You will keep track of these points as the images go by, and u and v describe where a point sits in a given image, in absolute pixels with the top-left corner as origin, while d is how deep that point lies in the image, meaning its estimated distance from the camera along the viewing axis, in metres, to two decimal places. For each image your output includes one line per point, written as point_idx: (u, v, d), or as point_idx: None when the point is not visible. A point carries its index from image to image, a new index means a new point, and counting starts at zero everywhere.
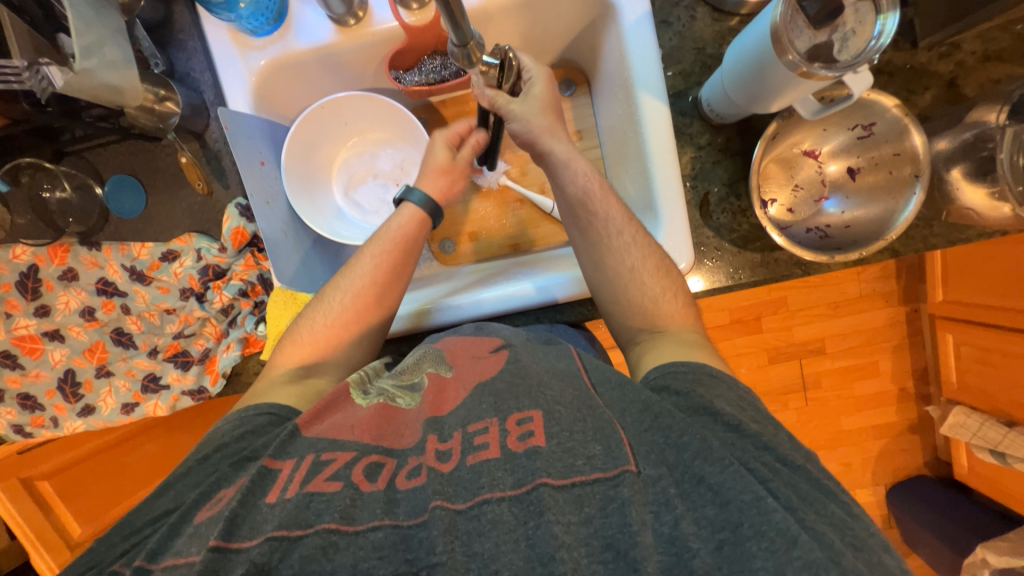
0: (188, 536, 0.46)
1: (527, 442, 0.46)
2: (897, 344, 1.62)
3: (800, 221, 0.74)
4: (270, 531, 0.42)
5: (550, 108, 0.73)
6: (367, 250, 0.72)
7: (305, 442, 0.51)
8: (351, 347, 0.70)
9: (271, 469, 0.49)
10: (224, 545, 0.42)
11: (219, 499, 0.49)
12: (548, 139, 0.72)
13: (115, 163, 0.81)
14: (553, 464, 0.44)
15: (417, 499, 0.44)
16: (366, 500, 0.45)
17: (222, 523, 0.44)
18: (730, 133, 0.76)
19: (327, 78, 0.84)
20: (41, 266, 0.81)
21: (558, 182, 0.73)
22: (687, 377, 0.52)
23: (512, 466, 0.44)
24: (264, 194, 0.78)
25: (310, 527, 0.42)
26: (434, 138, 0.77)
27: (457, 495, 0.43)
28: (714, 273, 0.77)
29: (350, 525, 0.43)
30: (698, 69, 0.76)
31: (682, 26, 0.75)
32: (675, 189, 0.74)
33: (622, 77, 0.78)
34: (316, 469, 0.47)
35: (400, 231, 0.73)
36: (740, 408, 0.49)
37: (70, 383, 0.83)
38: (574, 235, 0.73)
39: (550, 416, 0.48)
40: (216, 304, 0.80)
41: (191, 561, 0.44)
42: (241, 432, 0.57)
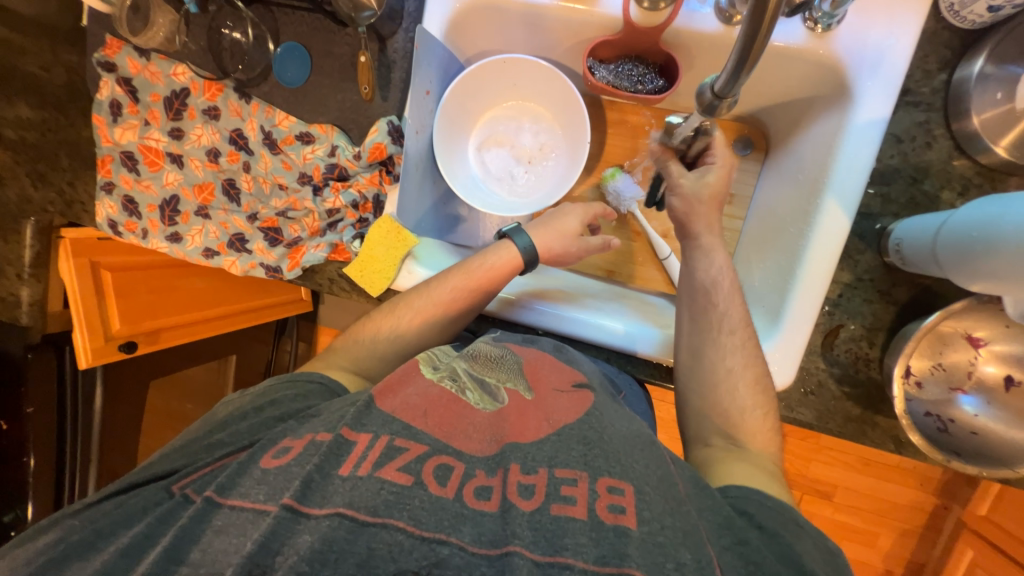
0: (255, 481, 0.47)
1: (618, 518, 0.44)
2: (908, 529, 1.51)
3: (924, 400, 0.67)
4: (338, 507, 0.43)
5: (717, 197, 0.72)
6: (449, 277, 0.73)
7: (382, 421, 0.50)
8: (414, 334, 0.71)
9: (347, 440, 0.48)
10: (296, 506, 0.43)
11: (285, 449, 0.50)
12: (700, 223, 0.72)
13: (295, 30, 0.81)
14: (644, 556, 0.42)
15: (485, 527, 0.44)
16: (436, 507, 0.44)
17: (296, 484, 0.45)
18: (900, 279, 0.68)
19: (522, 35, 0.81)
20: (191, 93, 0.84)
21: (690, 265, 0.71)
22: (773, 514, 0.50)
23: (598, 537, 0.43)
24: (417, 123, 0.77)
25: (378, 518, 0.43)
26: (574, 210, 0.82)
27: (537, 544, 0.42)
28: (803, 405, 0.71)
29: (418, 528, 0.43)
30: (904, 200, 0.68)
31: (911, 148, 0.67)
32: (811, 306, 0.68)
33: (815, 170, 0.72)
34: (388, 455, 0.47)
35: (491, 268, 0.74)
36: (821, 567, 0.46)
37: (171, 208, 0.87)
38: (682, 319, 0.70)
39: (640, 496, 0.46)
40: (327, 203, 0.81)
41: (259, 508, 0.45)
42: (297, 396, 0.60)
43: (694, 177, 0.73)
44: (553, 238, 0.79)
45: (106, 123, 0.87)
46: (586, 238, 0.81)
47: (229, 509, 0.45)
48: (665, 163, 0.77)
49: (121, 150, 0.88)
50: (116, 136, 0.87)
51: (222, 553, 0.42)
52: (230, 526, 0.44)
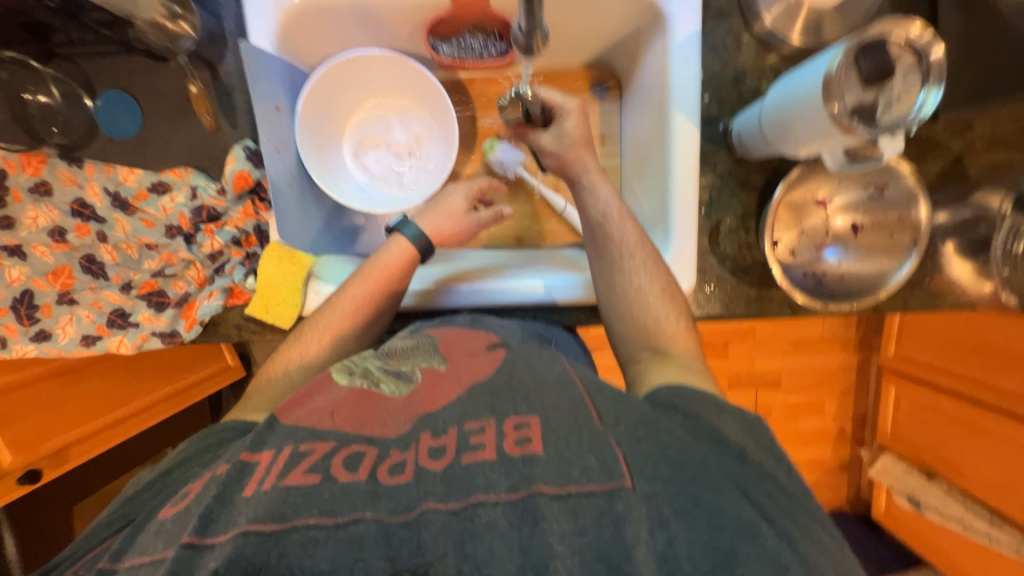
0: (154, 533, 0.45)
1: (524, 447, 0.47)
2: (843, 388, 1.72)
3: (799, 264, 0.76)
4: (244, 525, 0.41)
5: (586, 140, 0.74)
6: (348, 288, 0.72)
7: (288, 433, 0.50)
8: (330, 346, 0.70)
9: (248, 463, 0.48)
10: (197, 541, 0.41)
11: (184, 495, 0.48)
12: (580, 163, 0.74)
13: (112, 78, 0.74)
14: (550, 473, 0.45)
15: (400, 496, 0.44)
16: (348, 493, 0.44)
17: (196, 518, 0.43)
18: (752, 169, 0.77)
19: (358, 32, 0.80)
20: (8, 173, 0.73)
21: (581, 207, 0.74)
22: (695, 402, 0.55)
23: (508, 470, 0.45)
24: (275, 142, 0.74)
25: (287, 523, 0.41)
26: (458, 189, 0.85)
27: (451, 494, 0.43)
28: (710, 300, 0.79)
29: (331, 518, 0.42)
30: (734, 99, 0.77)
31: (727, 54, 0.75)
32: (690, 212, 0.76)
33: (658, 92, 0.79)
34: (294, 461, 0.47)
35: (387, 265, 0.74)
36: (739, 435, 0.52)
37: (26, 305, 0.77)
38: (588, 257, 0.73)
39: (546, 424, 0.49)
40: (205, 249, 0.76)
41: (157, 559, 0.43)
42: (203, 449, 0.57)
43: (553, 132, 0.74)
44: (444, 221, 0.80)
45: None
46: (473, 213, 0.83)
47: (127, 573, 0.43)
48: (524, 129, 0.80)
49: None
50: None
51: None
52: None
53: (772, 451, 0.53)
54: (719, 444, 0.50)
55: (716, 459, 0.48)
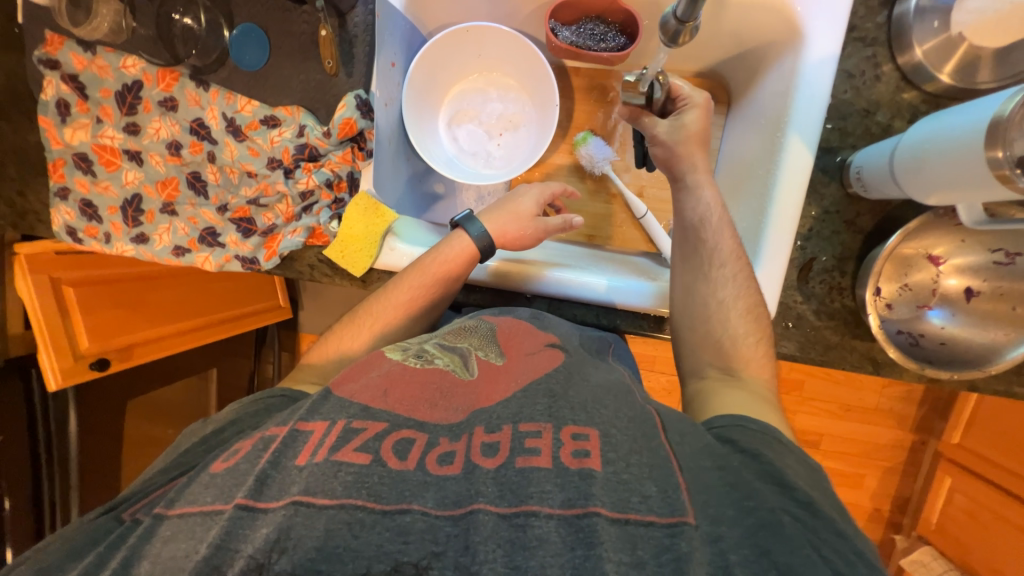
0: (203, 485, 0.47)
1: (583, 461, 0.45)
2: (890, 466, 1.59)
3: (895, 320, 0.71)
4: (295, 495, 0.43)
5: (700, 140, 0.72)
6: (405, 277, 0.74)
7: (340, 407, 0.51)
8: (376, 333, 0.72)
9: (301, 431, 0.49)
10: (251, 503, 0.43)
11: (235, 450, 0.50)
12: (686, 163, 0.71)
13: (249, 13, 0.78)
14: (608, 494, 0.43)
15: (449, 489, 0.44)
16: (396, 481, 0.44)
17: (251, 480, 0.45)
18: (862, 209, 0.72)
19: (481, 4, 0.82)
20: (145, 85, 0.80)
21: (679, 207, 0.72)
22: (755, 435, 0.53)
23: (563, 482, 0.44)
24: (385, 96, 0.79)
25: (336, 501, 0.42)
26: (529, 192, 0.84)
27: (503, 497, 0.43)
28: (787, 337, 0.74)
29: (377, 503, 0.42)
30: (860, 132, 0.71)
31: (863, 82, 0.70)
32: (785, 242, 0.71)
33: (775, 111, 0.75)
34: (345, 438, 0.47)
35: (445, 260, 0.75)
36: (806, 481, 0.49)
37: (134, 207, 0.84)
38: (675, 258, 0.72)
39: (606, 438, 0.48)
40: (300, 185, 0.78)
41: (205, 510, 0.44)
42: (255, 411, 0.60)
43: (671, 122, 0.71)
44: (511, 224, 0.80)
45: (54, 123, 0.83)
46: (542, 219, 0.82)
47: (177, 518, 0.44)
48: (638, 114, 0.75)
49: (73, 151, 0.84)
50: (67, 137, 0.83)
51: (177, 558, 0.41)
52: (179, 534, 0.43)
53: (837, 503, 0.49)
54: (785, 488, 0.47)
55: (787, 511, 0.45)
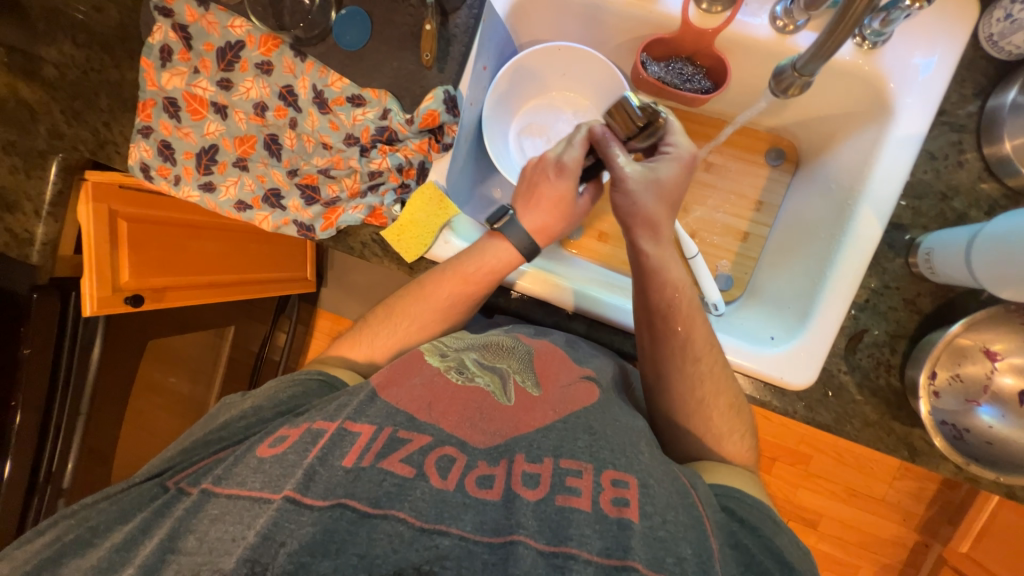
0: (252, 469, 0.52)
1: (621, 510, 0.47)
2: (889, 563, 1.52)
3: (941, 409, 0.70)
4: (340, 497, 0.47)
5: (665, 197, 0.70)
6: (444, 279, 0.74)
7: (386, 413, 0.55)
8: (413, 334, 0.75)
9: (349, 431, 0.53)
10: (298, 497, 0.46)
11: (280, 438, 0.55)
12: (647, 232, 0.70)
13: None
14: (645, 551, 0.45)
15: (487, 516, 0.47)
16: (437, 500, 0.48)
17: (299, 475, 0.48)
18: (923, 290, 0.71)
19: (578, 26, 0.84)
20: (247, 46, 0.84)
21: (646, 286, 0.70)
22: (753, 510, 0.54)
23: (603, 529, 0.46)
24: (472, 97, 0.82)
25: (380, 509, 0.46)
26: (563, 166, 0.73)
27: (542, 534, 0.46)
28: (823, 406, 0.73)
29: (418, 520, 0.46)
30: (933, 214, 0.71)
31: (944, 166, 0.70)
32: (836, 314, 0.71)
33: (849, 181, 0.76)
34: (391, 446, 0.52)
35: (488, 267, 0.73)
36: (800, 559, 0.51)
37: (208, 157, 0.87)
38: (643, 340, 0.70)
39: (645, 489, 0.49)
40: (372, 164, 0.81)
41: (252, 495, 0.49)
42: (293, 394, 0.63)
43: (649, 170, 0.70)
44: (552, 212, 0.74)
45: (154, 66, 0.88)
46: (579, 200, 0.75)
47: (224, 499, 0.50)
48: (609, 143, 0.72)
49: (165, 95, 0.88)
50: (163, 81, 0.88)
51: (225, 538, 0.46)
52: (226, 515, 0.48)
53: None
54: (788, 570, 0.49)
55: None
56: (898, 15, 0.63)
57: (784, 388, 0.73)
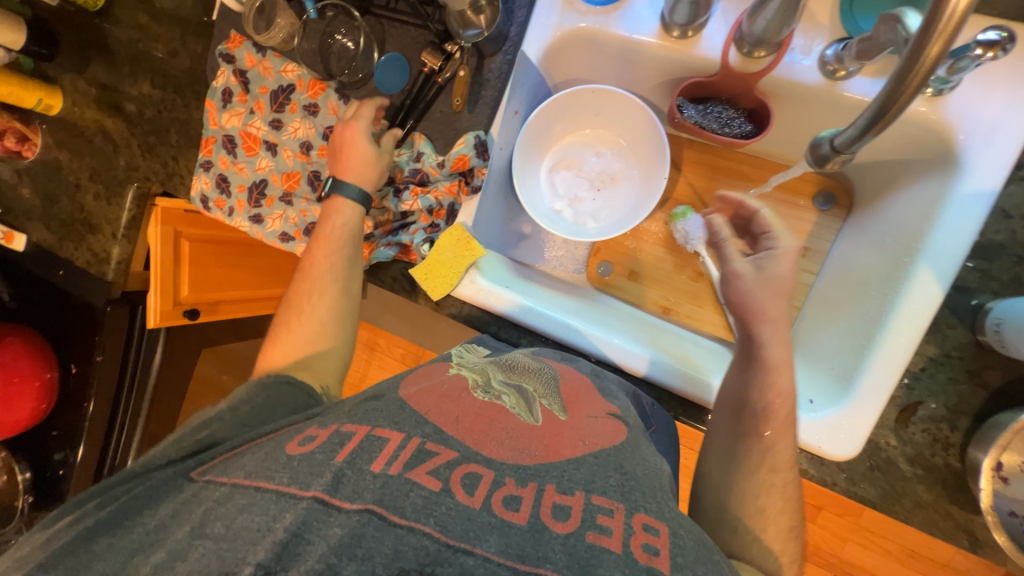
0: (281, 465, 0.50)
1: (652, 559, 0.43)
2: None
3: (1008, 497, 0.63)
4: (368, 503, 0.45)
5: (786, 293, 0.67)
6: (314, 248, 0.78)
7: (415, 422, 0.55)
8: (326, 320, 0.76)
9: (378, 438, 0.53)
10: (326, 499, 0.45)
11: (312, 439, 0.54)
12: (760, 325, 0.66)
13: (400, 43, 0.85)
14: None
15: (513, 539, 0.43)
16: (462, 516, 0.45)
17: (328, 476, 0.48)
18: (991, 362, 0.64)
19: (614, 68, 0.83)
20: (296, 89, 0.90)
21: (750, 382, 0.66)
22: None
23: (631, 574, 0.42)
24: (502, 140, 0.82)
25: (405, 521, 0.43)
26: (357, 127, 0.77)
27: (571, 569, 0.41)
28: (867, 480, 0.67)
29: (443, 534, 0.43)
30: (1005, 278, 0.64)
31: (1022, 225, 0.63)
32: (885, 383, 0.64)
33: (906, 237, 0.69)
34: (420, 457, 0.50)
35: (330, 222, 0.78)
36: None
37: (258, 191, 0.94)
38: (719, 430, 0.66)
39: (675, 538, 0.47)
40: (403, 205, 0.83)
41: (279, 489, 0.47)
42: (265, 398, 0.66)
43: (763, 271, 0.68)
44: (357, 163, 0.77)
45: (216, 106, 0.95)
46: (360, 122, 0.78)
47: (251, 490, 0.48)
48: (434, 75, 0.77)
49: (224, 133, 0.96)
50: (222, 120, 0.95)
51: (249, 530, 0.44)
52: (253, 506, 0.46)
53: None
54: None
55: None
56: (967, 63, 0.57)
57: (823, 457, 0.67)
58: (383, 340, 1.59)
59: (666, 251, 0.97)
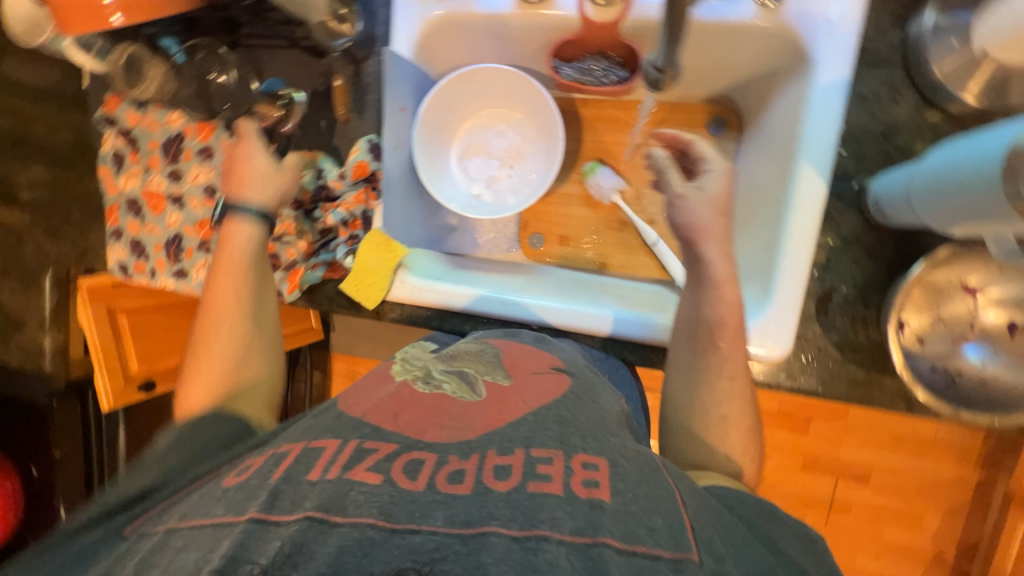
0: (216, 499, 0.47)
1: (592, 490, 0.46)
2: (954, 505, 1.43)
3: (928, 356, 0.65)
4: (309, 510, 0.43)
5: (722, 211, 0.67)
6: (218, 284, 0.70)
7: (352, 427, 0.54)
8: (242, 344, 0.69)
9: (315, 448, 0.51)
10: (263, 517, 0.42)
11: (246, 467, 0.50)
12: (708, 245, 0.65)
13: (275, 68, 0.84)
14: (618, 525, 0.43)
15: (458, 509, 0.43)
16: (405, 500, 0.43)
17: (263, 496, 0.45)
18: (884, 236, 0.68)
19: (488, 46, 0.85)
20: (186, 136, 0.89)
21: (698, 299, 0.66)
22: (750, 507, 0.53)
23: (573, 510, 0.43)
24: (395, 138, 0.82)
25: (347, 519, 0.42)
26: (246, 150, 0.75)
27: (515, 520, 0.42)
28: (806, 372, 0.71)
29: (388, 522, 0.41)
30: (876, 157, 0.68)
31: (877, 105, 0.68)
32: (798, 278, 0.69)
33: (785, 139, 0.73)
34: (358, 456, 0.49)
35: (229, 241, 0.72)
36: (794, 550, 0.49)
37: (175, 246, 0.93)
38: (680, 350, 0.67)
39: (615, 469, 0.49)
40: (320, 224, 0.84)
41: (215, 522, 0.44)
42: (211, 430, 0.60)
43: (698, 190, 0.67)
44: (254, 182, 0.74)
45: (110, 173, 0.93)
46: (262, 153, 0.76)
47: (189, 529, 0.44)
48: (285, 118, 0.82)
49: (126, 197, 0.94)
50: (121, 185, 0.93)
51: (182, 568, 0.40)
52: (191, 544, 0.42)
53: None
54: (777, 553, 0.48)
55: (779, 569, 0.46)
56: None
57: (762, 364, 0.70)
58: (361, 367, 1.56)
59: (590, 210, 0.99)
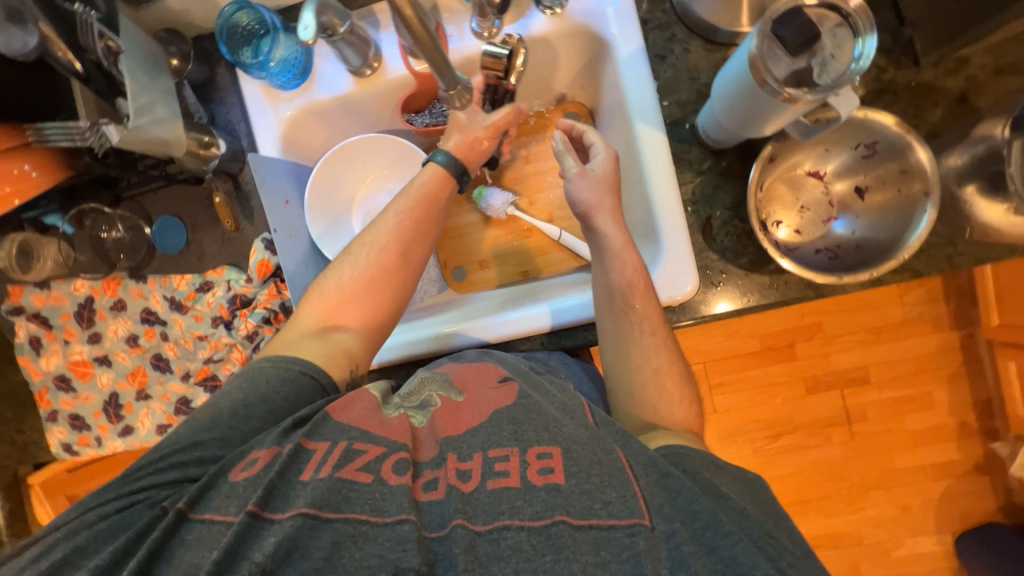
0: (226, 494, 0.51)
1: (546, 476, 0.49)
2: (952, 372, 1.44)
3: (809, 242, 0.74)
4: (301, 507, 0.47)
5: (610, 186, 0.76)
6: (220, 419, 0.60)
7: (340, 429, 0.55)
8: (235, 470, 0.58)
9: (305, 449, 0.53)
10: (259, 512, 0.48)
11: (252, 460, 0.53)
12: (601, 217, 0.75)
13: (161, 206, 0.89)
14: (573, 503, 0.48)
15: (433, 513, 0.49)
16: (396, 493, 0.49)
17: (261, 490, 0.49)
18: (731, 157, 0.76)
19: (347, 122, 0.93)
20: (95, 297, 0.91)
21: (604, 267, 0.73)
22: (694, 459, 0.56)
23: (531, 497, 0.48)
24: (287, 229, 0.85)
25: (341, 514, 0.47)
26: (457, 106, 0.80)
27: (477, 516, 0.48)
28: (720, 296, 0.76)
29: (379, 516, 0.47)
30: (694, 98, 0.78)
31: (676, 59, 0.78)
32: (677, 217, 0.74)
33: (621, 108, 0.82)
34: (347, 457, 0.52)
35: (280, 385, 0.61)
36: (737, 493, 0.53)
37: (114, 405, 0.93)
38: (604, 320, 0.73)
39: (568, 454, 0.51)
40: (242, 331, 0.86)
41: (226, 519, 0.49)
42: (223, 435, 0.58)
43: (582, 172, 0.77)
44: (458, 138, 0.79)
45: (31, 359, 0.93)
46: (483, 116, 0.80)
47: (201, 523, 0.49)
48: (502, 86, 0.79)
49: (52, 376, 0.93)
50: (44, 366, 0.93)
51: (191, 567, 0.46)
52: (202, 540, 0.48)
53: (771, 508, 0.54)
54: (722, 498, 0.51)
55: (726, 511, 0.49)
56: None
57: (678, 302, 0.75)
58: None
59: (496, 228, 1.05)
